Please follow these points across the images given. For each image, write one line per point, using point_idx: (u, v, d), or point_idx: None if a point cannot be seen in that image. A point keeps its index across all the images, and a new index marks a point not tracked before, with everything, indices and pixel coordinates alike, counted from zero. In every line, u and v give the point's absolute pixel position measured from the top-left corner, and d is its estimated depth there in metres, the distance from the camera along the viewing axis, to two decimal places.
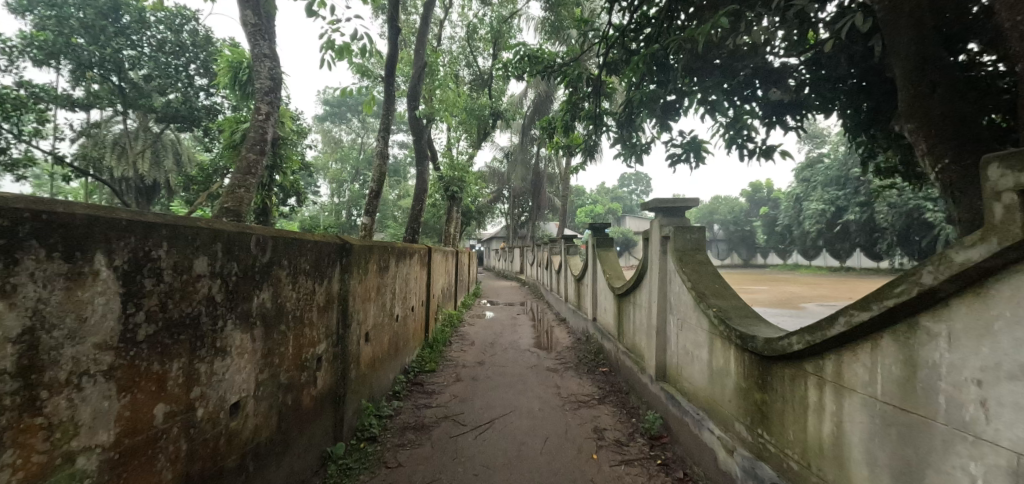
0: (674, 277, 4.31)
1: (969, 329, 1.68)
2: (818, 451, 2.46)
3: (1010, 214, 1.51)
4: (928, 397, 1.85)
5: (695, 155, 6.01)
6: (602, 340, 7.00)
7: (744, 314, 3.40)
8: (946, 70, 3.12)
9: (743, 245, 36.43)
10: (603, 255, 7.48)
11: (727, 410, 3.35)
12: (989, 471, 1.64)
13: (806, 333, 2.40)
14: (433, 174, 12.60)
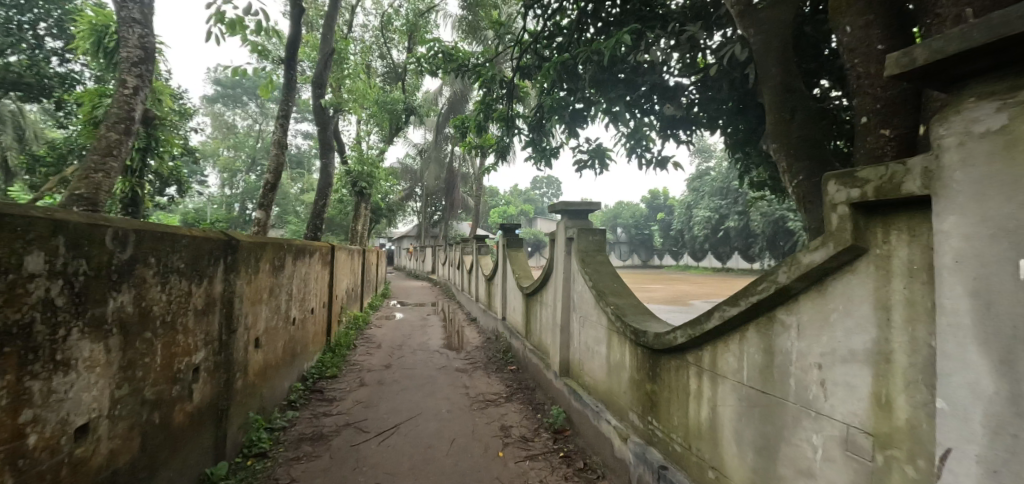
0: (577, 277, 4.49)
1: (813, 320, 1.93)
2: (697, 434, 2.70)
3: (843, 223, 1.73)
4: (783, 380, 2.10)
5: (600, 162, 6.34)
6: (511, 339, 7.11)
7: (638, 310, 3.65)
8: (803, 98, 3.61)
9: (642, 248, 39.00)
10: (513, 255, 7.59)
11: (622, 401, 3.57)
12: (827, 441, 1.90)
13: (688, 327, 2.63)
14: (341, 168, 11.98)
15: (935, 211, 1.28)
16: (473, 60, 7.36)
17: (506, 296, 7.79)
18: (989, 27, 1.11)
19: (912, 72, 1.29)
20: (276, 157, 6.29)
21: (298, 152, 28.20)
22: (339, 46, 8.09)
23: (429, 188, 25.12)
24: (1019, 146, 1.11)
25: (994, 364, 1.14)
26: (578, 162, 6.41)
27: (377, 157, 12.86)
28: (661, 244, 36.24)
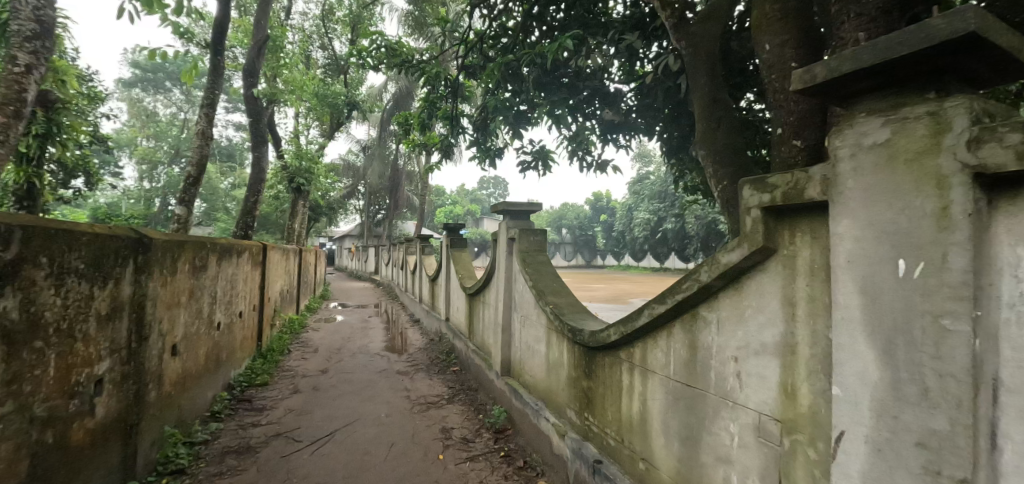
0: (518, 277, 4.52)
1: (731, 317, 2.06)
2: (629, 428, 2.80)
3: (756, 226, 1.85)
4: (705, 373, 2.23)
5: (543, 164, 6.43)
6: (454, 340, 7.04)
7: (576, 309, 3.73)
8: (728, 109, 3.84)
9: (585, 249, 39.83)
10: (456, 256, 7.52)
11: (561, 399, 3.63)
12: (742, 429, 2.03)
13: (621, 325, 2.72)
14: (276, 162, 11.37)
15: (832, 215, 1.40)
16: (418, 56, 7.21)
17: (449, 296, 7.70)
18: (879, 48, 1.23)
19: (814, 87, 1.41)
20: (200, 150, 5.83)
21: (228, 145, 26.44)
22: (274, 33, 7.62)
23: (371, 187, 24.36)
24: (900, 157, 1.23)
25: (879, 353, 1.25)
26: (522, 163, 6.46)
27: (316, 153, 12.31)
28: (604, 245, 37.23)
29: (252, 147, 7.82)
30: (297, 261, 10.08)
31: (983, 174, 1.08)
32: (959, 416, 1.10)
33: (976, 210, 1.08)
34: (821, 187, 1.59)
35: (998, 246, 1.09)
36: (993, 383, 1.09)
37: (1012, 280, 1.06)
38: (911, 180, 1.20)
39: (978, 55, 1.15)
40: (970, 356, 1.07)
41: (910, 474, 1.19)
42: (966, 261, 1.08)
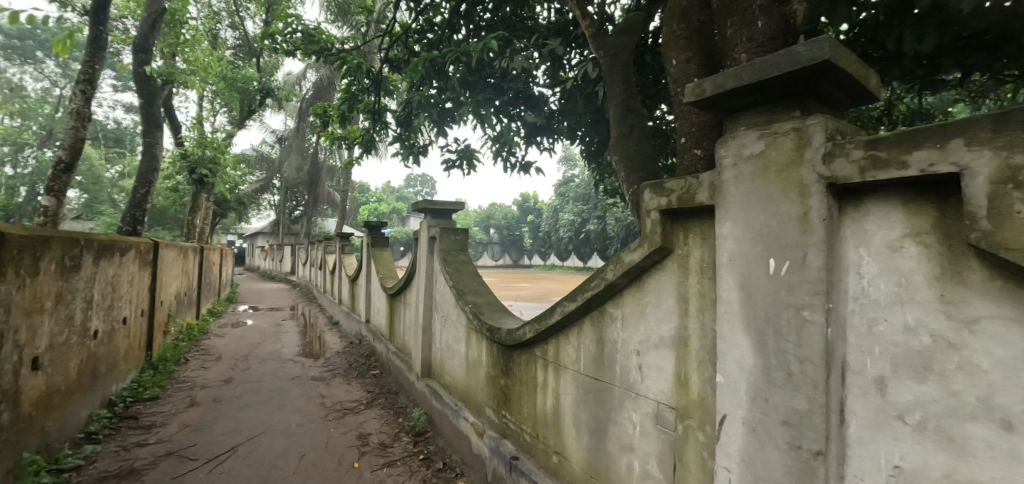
0: (439, 277, 4.45)
1: (635, 312, 2.18)
2: (544, 423, 2.87)
3: (654, 226, 1.98)
4: (611, 367, 2.34)
5: (468, 163, 6.39)
6: (374, 342, 6.80)
7: (495, 309, 3.76)
8: (640, 117, 4.06)
9: (512, 248, 39.87)
10: (377, 255, 7.25)
11: (480, 398, 3.64)
12: (643, 417, 2.16)
13: (536, 323, 2.79)
14: (174, 150, 10.27)
15: (718, 218, 1.53)
16: (339, 44, 6.84)
17: (369, 298, 7.42)
18: (758, 68, 1.36)
19: (704, 100, 1.54)
20: (75, 133, 5.10)
21: (115, 129, 23.49)
22: (173, 6, 6.83)
23: (286, 180, 22.81)
24: (772, 167, 1.37)
25: (754, 341, 1.40)
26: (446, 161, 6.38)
27: (223, 142, 11.30)
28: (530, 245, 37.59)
29: (144, 132, 6.97)
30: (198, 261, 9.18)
31: (834, 184, 1.22)
32: (815, 396, 1.24)
33: (830, 215, 1.23)
34: (709, 192, 1.73)
35: (846, 246, 1.24)
36: (841, 366, 1.24)
37: (856, 276, 1.21)
38: (781, 188, 1.34)
39: (835, 79, 1.31)
40: (823, 343, 1.22)
41: (778, 449, 1.34)
42: (822, 260, 1.23)
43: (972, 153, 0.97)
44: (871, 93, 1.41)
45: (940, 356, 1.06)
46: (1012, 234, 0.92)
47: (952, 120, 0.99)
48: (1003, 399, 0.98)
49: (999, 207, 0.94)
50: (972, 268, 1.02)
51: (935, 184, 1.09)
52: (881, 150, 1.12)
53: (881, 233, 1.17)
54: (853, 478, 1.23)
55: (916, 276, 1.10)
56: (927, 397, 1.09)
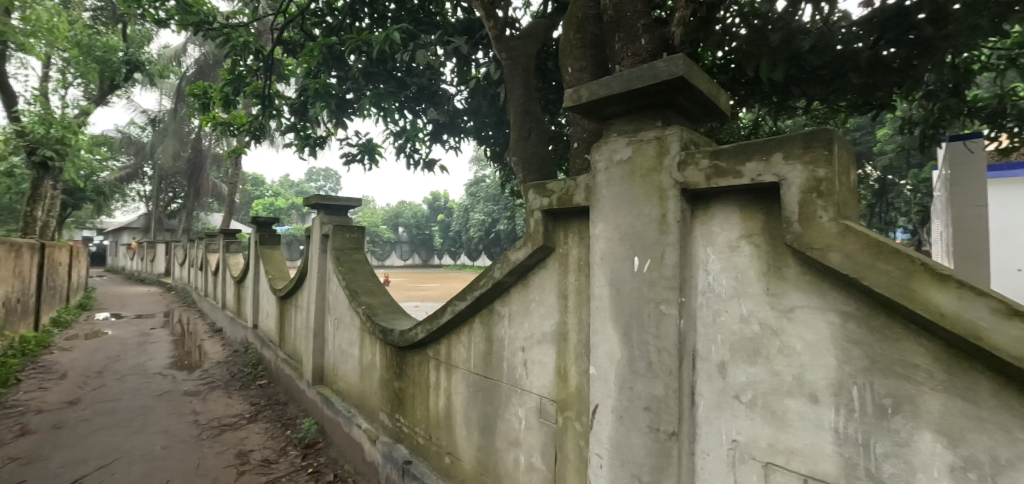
0: (332, 277, 4.19)
1: (521, 310, 2.23)
2: (436, 424, 2.83)
3: (537, 226, 2.04)
4: (499, 364, 2.38)
5: (369, 158, 6.07)
6: (260, 349, 6.23)
7: (389, 309, 3.63)
8: (538, 120, 4.16)
9: (422, 247, 37.35)
10: (266, 254, 6.64)
11: (373, 403, 3.49)
12: (528, 411, 2.22)
13: (427, 322, 2.75)
14: (9, 127, 8.54)
15: (592, 219, 1.62)
16: (224, 19, 6.14)
17: (255, 301, 6.77)
18: (627, 78, 1.46)
19: (581, 106, 1.62)
20: None
21: None
22: None
23: (157, 168, 20.02)
24: (638, 172, 1.47)
25: (620, 334, 1.50)
26: (345, 155, 5.97)
27: (77, 121, 9.63)
28: (440, 243, 35.20)
29: None
30: (37, 262, 7.70)
31: (687, 189, 1.35)
32: (670, 382, 1.36)
33: (683, 218, 1.36)
34: (585, 194, 1.82)
35: (697, 246, 1.38)
36: (692, 353, 1.38)
37: (704, 273, 1.35)
38: (645, 191, 1.45)
39: (690, 94, 1.45)
40: (676, 333, 1.34)
41: (641, 433, 1.44)
42: (676, 258, 1.35)
43: (788, 166, 1.13)
44: (721, 109, 1.58)
45: (765, 341, 1.22)
46: (815, 236, 1.08)
47: (775, 135, 1.14)
48: (810, 376, 1.14)
49: (806, 212, 1.10)
50: (789, 263, 1.18)
51: (765, 191, 1.24)
52: (722, 160, 1.25)
53: (724, 234, 1.31)
54: (701, 454, 1.37)
55: (750, 272, 1.25)
56: (757, 377, 1.24)
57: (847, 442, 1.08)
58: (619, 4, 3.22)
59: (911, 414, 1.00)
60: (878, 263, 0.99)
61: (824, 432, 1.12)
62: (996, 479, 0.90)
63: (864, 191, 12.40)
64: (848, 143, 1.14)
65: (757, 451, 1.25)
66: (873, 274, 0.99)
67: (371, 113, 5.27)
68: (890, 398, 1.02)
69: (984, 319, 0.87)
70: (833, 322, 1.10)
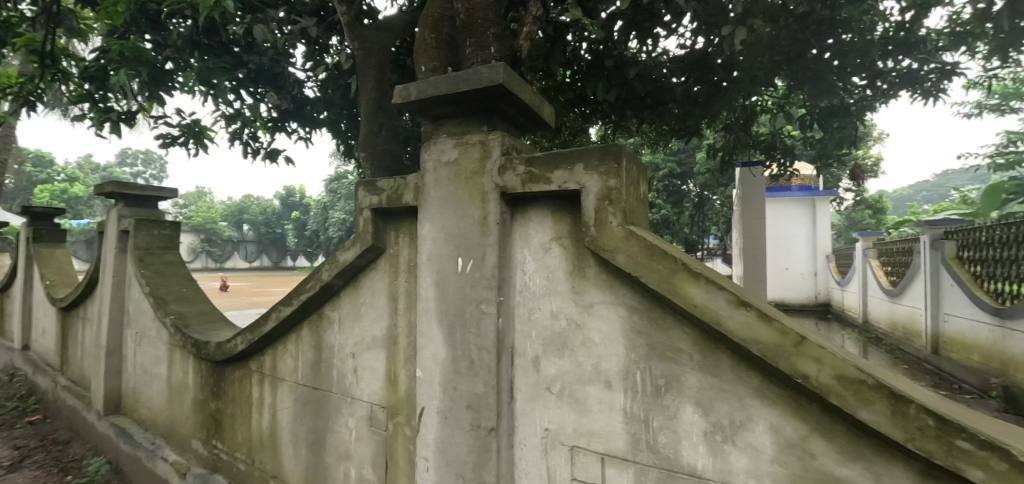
0: (132, 283, 3.46)
1: (351, 314, 2.11)
2: (259, 446, 2.52)
3: (367, 225, 1.94)
4: (328, 373, 2.22)
5: (196, 143, 4.67)
6: (32, 375, 4.91)
7: (206, 319, 3.14)
8: (392, 117, 3.82)
9: (271, 248, 31.25)
10: (42, 255, 5.26)
11: (183, 429, 2.98)
12: (358, 421, 2.10)
13: (248, 332, 2.44)
14: None
15: (420, 219, 1.60)
16: None
17: (24, 315, 5.32)
18: (455, 81, 1.48)
19: (410, 103, 1.59)
20: None
21: None
22: None
23: None
24: (463, 175, 1.50)
25: (445, 335, 1.51)
26: (161, 135, 4.54)
27: None
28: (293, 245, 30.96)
29: None
30: None
31: (505, 193, 1.41)
32: (489, 379, 1.41)
33: (502, 220, 1.42)
34: (413, 193, 1.79)
35: (515, 247, 1.45)
36: (511, 349, 1.44)
37: (521, 272, 1.43)
38: (469, 193, 1.48)
39: (513, 103, 1.52)
40: (494, 332, 1.40)
41: (464, 432, 1.46)
42: (495, 259, 1.40)
43: (587, 176, 1.24)
44: (544, 119, 1.69)
45: (570, 335, 1.34)
46: (607, 240, 1.21)
47: (577, 147, 1.26)
48: (606, 364, 1.28)
49: (600, 217, 1.23)
50: (589, 263, 1.30)
51: (569, 198, 1.36)
52: (536, 167, 1.34)
53: (538, 236, 1.41)
54: (519, 445, 1.44)
55: (558, 272, 1.36)
56: (563, 369, 1.35)
57: (633, 420, 1.23)
58: (471, 10, 3.21)
59: (678, 391, 1.17)
60: (653, 262, 1.15)
61: (617, 414, 1.26)
62: (733, 438, 1.11)
63: (688, 203, 14.42)
64: (635, 158, 1.30)
65: (564, 436, 1.35)
66: (648, 272, 1.15)
67: (196, 89, 4.09)
68: (663, 378, 1.19)
69: (723, 309, 1.06)
70: (622, 315, 1.25)
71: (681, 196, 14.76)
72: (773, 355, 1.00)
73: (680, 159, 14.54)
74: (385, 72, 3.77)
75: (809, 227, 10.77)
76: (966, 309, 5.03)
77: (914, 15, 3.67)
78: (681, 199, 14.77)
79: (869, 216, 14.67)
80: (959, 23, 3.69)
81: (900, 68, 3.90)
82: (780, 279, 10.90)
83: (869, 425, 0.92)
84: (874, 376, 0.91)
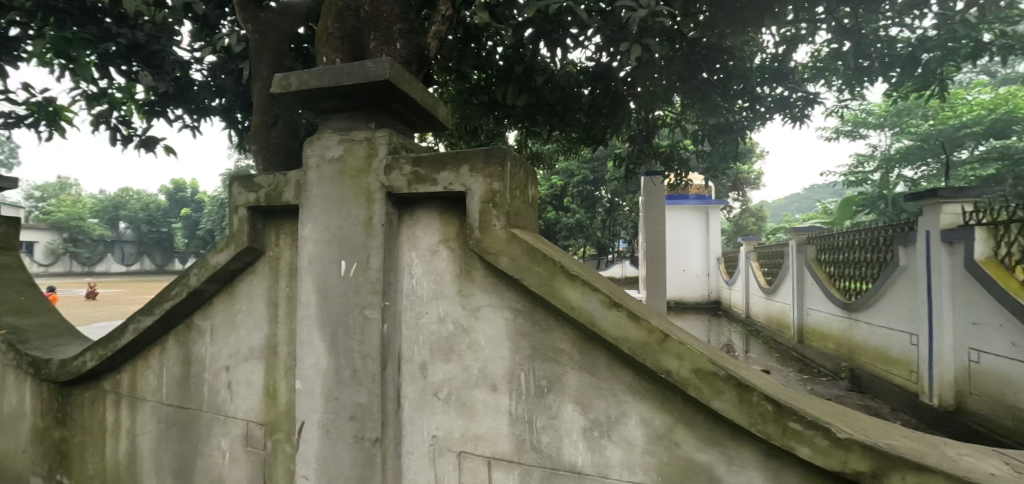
0: None
1: (225, 323, 1.90)
2: (115, 477, 2.18)
3: (242, 225, 1.75)
4: (199, 390, 1.97)
5: (48, 124, 3.95)
6: None
7: (50, 333, 2.66)
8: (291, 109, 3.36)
9: (155, 249, 26.70)
10: None
11: (16, 465, 2.49)
12: (232, 443, 1.89)
13: (99, 347, 2.09)
14: None
15: (301, 219, 1.49)
16: None
17: None
18: (340, 74, 1.40)
19: (291, 94, 1.48)
20: None
21: None
22: None
23: None
24: (348, 173, 1.41)
25: (327, 343, 1.42)
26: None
27: None
28: (182, 245, 26.72)
29: None
30: None
31: (392, 193, 1.37)
32: (373, 388, 1.34)
33: (388, 221, 1.36)
34: (294, 192, 1.66)
35: (402, 250, 1.40)
36: (397, 356, 1.39)
37: (408, 276, 1.39)
38: (354, 192, 1.41)
39: (402, 100, 1.47)
40: (379, 337, 1.34)
41: (347, 446, 1.37)
42: (380, 262, 1.35)
43: (472, 178, 1.24)
44: (439, 119, 1.66)
45: (457, 340, 1.32)
46: (490, 242, 1.22)
47: (463, 149, 1.25)
48: (491, 367, 1.28)
49: (484, 220, 1.23)
50: (476, 266, 1.29)
51: (457, 200, 1.35)
52: (423, 167, 1.30)
53: (426, 239, 1.37)
54: (406, 454, 1.39)
55: (446, 275, 1.34)
56: (451, 374, 1.33)
57: (517, 421, 1.24)
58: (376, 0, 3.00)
59: (559, 390, 1.20)
60: (534, 266, 1.17)
61: (502, 416, 1.26)
62: (609, 433, 1.16)
63: (600, 209, 15.19)
64: (520, 161, 1.32)
65: (451, 442, 1.33)
66: (530, 275, 1.17)
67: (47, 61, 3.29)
68: (545, 379, 1.22)
69: (597, 310, 1.10)
70: (507, 318, 1.26)
71: (594, 202, 15.43)
72: (641, 353, 1.06)
73: (593, 167, 15.09)
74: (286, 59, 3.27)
75: (703, 231, 11.76)
76: (823, 303, 5.80)
77: (786, 50, 4.19)
78: (594, 204, 15.49)
79: (752, 223, 16.34)
80: (818, 60, 4.35)
81: (775, 94, 4.40)
82: (679, 278, 11.84)
83: (721, 413, 1.01)
84: (724, 368, 1.01)
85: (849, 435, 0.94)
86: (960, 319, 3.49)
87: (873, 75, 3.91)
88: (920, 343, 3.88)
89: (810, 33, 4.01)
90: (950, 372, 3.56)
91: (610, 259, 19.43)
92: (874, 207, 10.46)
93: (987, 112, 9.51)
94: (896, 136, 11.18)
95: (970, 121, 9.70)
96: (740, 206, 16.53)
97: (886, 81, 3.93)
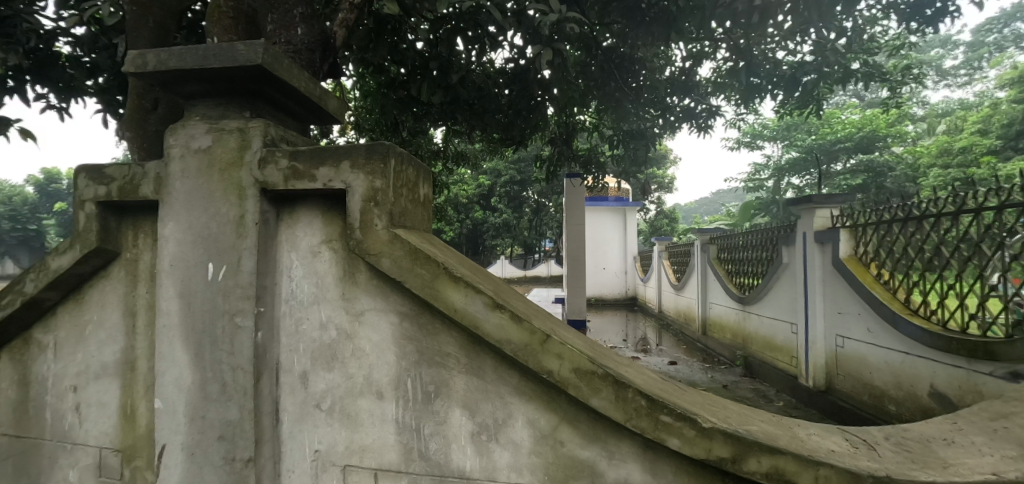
0: None
1: (73, 334, 1.61)
2: None
3: (89, 223, 1.51)
4: (38, 416, 1.64)
5: None
6: None
7: None
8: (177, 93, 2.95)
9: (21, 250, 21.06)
10: None
11: None
12: (81, 475, 1.60)
13: None
14: None
15: (162, 216, 1.31)
16: None
17: None
18: (206, 55, 1.25)
19: (148, 74, 1.30)
20: None
21: None
22: None
23: None
24: (216, 166, 1.27)
25: (190, 356, 1.26)
26: None
27: None
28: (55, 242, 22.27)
29: None
30: None
31: (267, 189, 1.25)
32: (244, 403, 1.21)
33: (262, 221, 1.24)
34: (154, 186, 1.47)
35: (280, 252, 1.29)
36: (273, 366, 1.28)
37: (287, 278, 1.29)
38: (223, 187, 1.27)
39: (279, 88, 1.35)
40: (251, 347, 1.22)
41: (215, 469, 1.22)
42: (252, 264, 1.23)
43: (353, 175, 1.17)
44: (327, 111, 1.54)
45: (340, 346, 1.24)
46: (373, 243, 1.16)
47: (343, 144, 1.17)
48: (376, 374, 1.21)
49: (366, 219, 1.17)
50: (360, 269, 1.22)
51: (340, 198, 1.27)
52: (300, 162, 1.21)
53: (307, 239, 1.28)
54: (286, 472, 1.26)
55: (328, 278, 1.25)
56: (334, 383, 1.24)
57: (404, 429, 1.19)
58: None
59: (447, 395, 1.17)
60: (416, 267, 1.13)
61: (388, 425, 1.20)
62: (497, 436, 1.14)
63: (526, 210, 15.50)
64: (407, 160, 1.28)
65: (335, 456, 1.24)
66: (412, 277, 1.13)
67: None
68: (432, 384, 1.18)
69: (481, 312, 1.09)
70: (392, 323, 1.20)
71: (521, 202, 15.70)
72: (523, 354, 1.06)
73: (520, 167, 15.32)
74: (172, 33, 2.84)
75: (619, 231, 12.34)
76: (723, 298, 6.29)
77: (692, 64, 4.47)
78: (520, 204, 15.70)
79: (666, 224, 17.26)
80: (720, 74, 4.69)
81: (682, 105, 4.70)
82: (598, 276, 12.28)
83: (599, 410, 1.04)
84: (602, 367, 1.04)
85: (712, 425, 1.02)
86: (829, 309, 3.95)
87: (763, 93, 4.30)
88: (799, 332, 4.33)
89: (712, 51, 4.34)
90: (822, 356, 4.02)
91: (537, 258, 19.59)
92: (767, 210, 12.42)
93: (856, 130, 11.03)
94: (786, 147, 12.45)
95: (843, 137, 11.12)
96: (655, 209, 17.46)
97: (775, 98, 4.35)
